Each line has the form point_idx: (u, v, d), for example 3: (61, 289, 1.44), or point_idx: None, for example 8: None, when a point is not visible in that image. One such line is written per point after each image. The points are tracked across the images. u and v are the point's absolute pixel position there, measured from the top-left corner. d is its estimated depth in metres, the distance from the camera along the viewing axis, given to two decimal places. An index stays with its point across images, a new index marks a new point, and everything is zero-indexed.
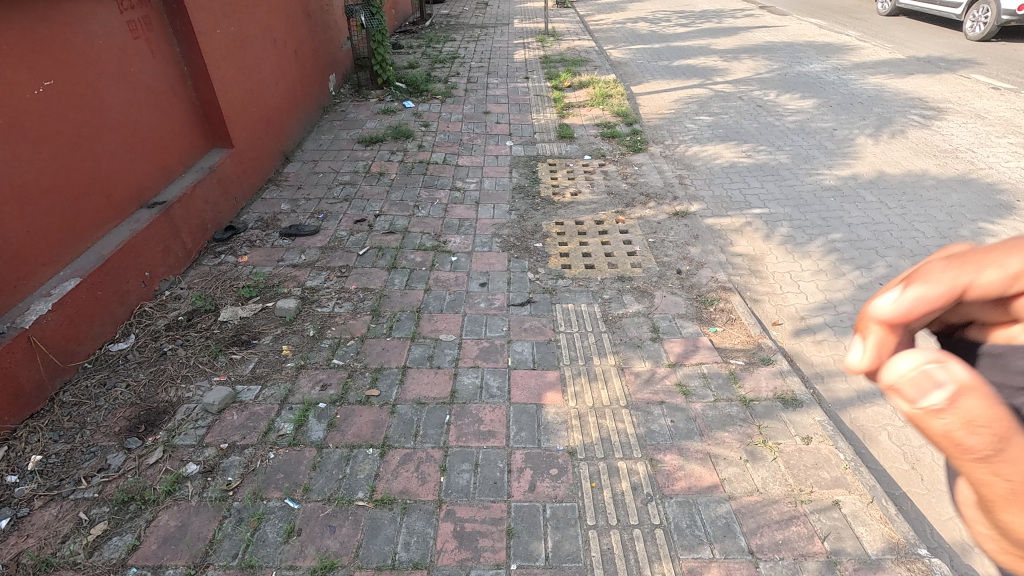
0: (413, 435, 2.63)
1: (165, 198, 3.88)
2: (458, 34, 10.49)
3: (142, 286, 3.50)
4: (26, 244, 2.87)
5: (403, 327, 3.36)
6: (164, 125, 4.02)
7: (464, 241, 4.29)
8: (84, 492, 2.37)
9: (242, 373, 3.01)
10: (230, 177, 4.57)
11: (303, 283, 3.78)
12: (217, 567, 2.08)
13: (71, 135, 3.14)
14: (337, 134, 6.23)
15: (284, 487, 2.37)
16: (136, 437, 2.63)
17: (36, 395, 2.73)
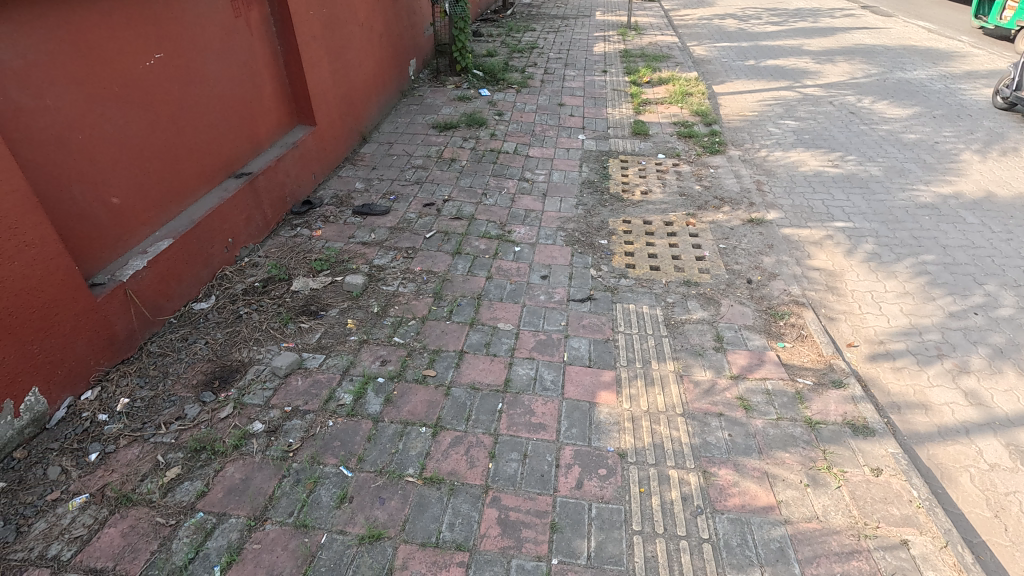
0: (465, 419, 2.67)
1: (252, 169, 4.10)
2: (538, 24, 10.45)
3: (225, 251, 3.73)
4: (129, 203, 3.12)
5: (462, 312, 3.41)
6: (256, 101, 4.24)
7: (528, 232, 4.30)
8: (163, 437, 2.56)
9: (309, 342, 3.16)
10: (311, 154, 4.77)
11: (371, 261, 3.91)
12: (274, 522, 2.20)
13: (175, 105, 3.38)
14: (413, 118, 6.37)
15: (340, 455, 2.47)
16: (210, 391, 2.82)
17: (128, 343, 2.96)
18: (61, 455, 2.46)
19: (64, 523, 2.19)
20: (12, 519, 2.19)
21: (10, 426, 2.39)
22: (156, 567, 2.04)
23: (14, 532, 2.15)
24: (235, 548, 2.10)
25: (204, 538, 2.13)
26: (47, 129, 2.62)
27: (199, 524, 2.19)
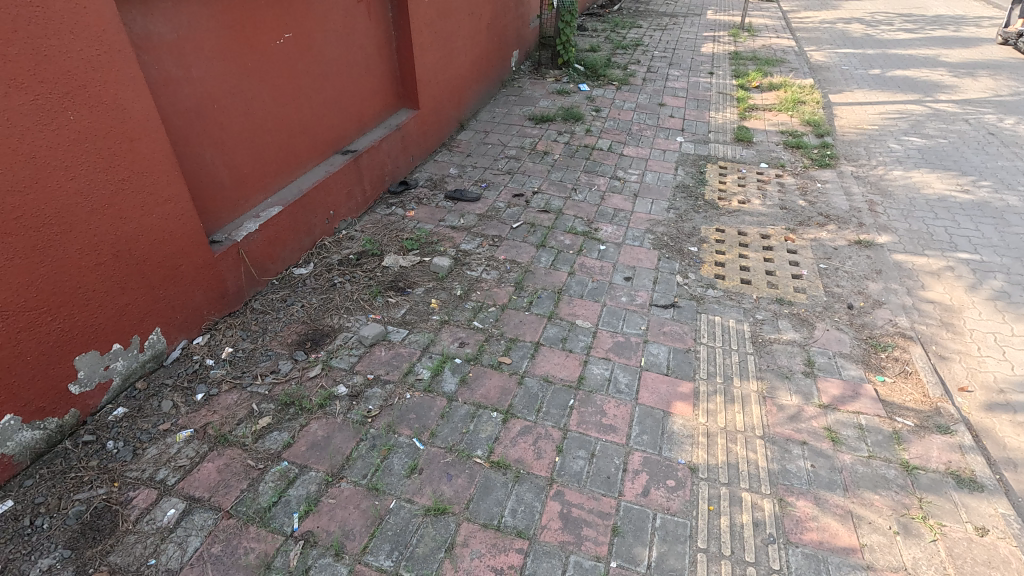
0: (536, 410, 2.69)
1: (357, 147, 4.32)
2: (645, 21, 10.20)
3: (326, 223, 3.96)
4: (249, 170, 3.39)
5: (542, 305, 3.43)
6: (367, 83, 4.45)
7: (615, 231, 4.23)
8: (259, 388, 2.78)
9: (394, 316, 3.30)
10: (411, 137, 4.94)
11: (458, 245, 4.01)
12: (350, 480, 2.32)
13: (296, 82, 3.62)
14: (511, 108, 6.44)
15: (414, 427, 2.57)
16: (302, 350, 3.02)
17: (235, 298, 3.23)
18: (174, 391, 2.73)
19: (171, 452, 2.44)
20: (130, 441, 2.47)
21: (135, 360, 2.69)
22: (243, 504, 2.22)
23: (131, 453, 2.42)
24: (313, 499, 2.24)
25: (287, 485, 2.29)
26: (188, 97, 2.89)
27: (284, 472, 2.35)
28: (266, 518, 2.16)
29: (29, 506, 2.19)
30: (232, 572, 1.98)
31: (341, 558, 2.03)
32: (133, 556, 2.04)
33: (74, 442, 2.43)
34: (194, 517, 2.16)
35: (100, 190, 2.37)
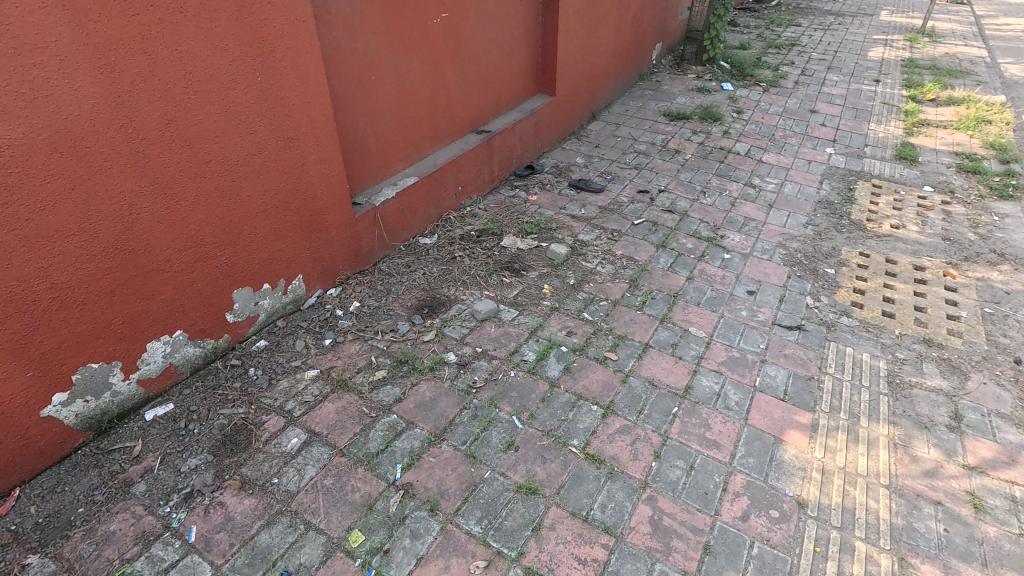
0: (637, 411, 2.63)
1: (491, 128, 4.44)
2: (806, 19, 9.40)
3: (453, 197, 4.12)
4: (393, 140, 3.61)
5: (655, 306, 3.33)
6: (509, 66, 4.54)
7: (743, 241, 4.00)
8: (378, 343, 2.99)
9: (507, 296, 3.38)
10: (544, 123, 4.99)
11: (576, 234, 4.00)
12: (450, 444, 2.43)
13: (445, 61, 3.78)
14: (646, 102, 6.26)
15: (515, 405, 2.63)
16: (420, 315, 3.19)
17: (366, 258, 3.48)
18: (307, 333, 3.01)
19: (299, 387, 2.70)
20: (267, 371, 2.77)
21: (279, 300, 3.00)
22: (355, 446, 2.40)
23: (267, 382, 2.72)
24: (416, 454, 2.38)
25: (394, 436, 2.45)
26: (352, 68, 3.12)
27: (392, 423, 2.51)
28: (373, 462, 2.33)
29: (185, 411, 2.54)
30: (339, 505, 2.17)
31: (435, 514, 2.15)
32: (260, 472, 2.29)
33: (224, 364, 2.78)
34: (313, 449, 2.39)
35: (271, 145, 2.65)
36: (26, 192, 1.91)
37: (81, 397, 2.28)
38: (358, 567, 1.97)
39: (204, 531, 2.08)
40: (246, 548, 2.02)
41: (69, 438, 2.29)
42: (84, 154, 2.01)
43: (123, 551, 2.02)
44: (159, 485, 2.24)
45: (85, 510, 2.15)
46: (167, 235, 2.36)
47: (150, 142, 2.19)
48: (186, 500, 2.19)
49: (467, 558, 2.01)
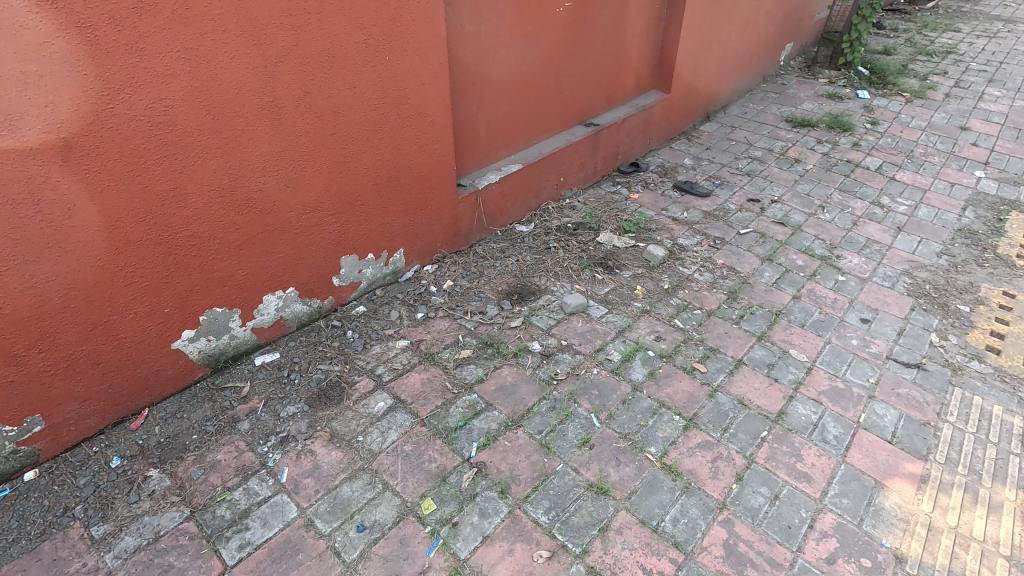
0: (722, 428, 2.50)
1: (600, 122, 4.37)
2: (968, 24, 8.37)
3: (554, 188, 4.12)
4: (503, 126, 3.66)
5: (754, 322, 3.14)
6: (626, 59, 4.43)
7: (862, 264, 3.66)
8: (466, 322, 3.06)
9: (597, 292, 3.33)
10: (654, 120, 4.84)
11: (676, 238, 3.86)
12: (525, 431, 2.45)
13: (562, 50, 3.76)
14: (767, 106, 5.89)
15: (594, 403, 2.60)
16: (509, 301, 3.23)
17: (463, 239, 3.57)
18: (401, 304, 3.15)
19: (390, 355, 2.84)
20: (363, 335, 2.93)
21: (380, 270, 3.16)
22: (435, 418, 2.49)
23: (361, 346, 2.88)
24: (492, 435, 2.42)
25: (472, 415, 2.51)
26: (473, 52, 3.19)
27: (472, 402, 2.57)
28: (450, 437, 2.40)
29: (288, 363, 2.75)
30: (416, 471, 2.26)
31: (505, 497, 2.18)
32: (348, 429, 2.44)
33: (325, 324, 2.97)
34: (396, 415, 2.50)
35: (390, 122, 2.78)
36: (182, 148, 2.13)
37: (204, 336, 2.54)
38: (427, 534, 2.05)
39: (294, 474, 2.25)
40: (329, 496, 2.17)
41: (191, 371, 2.56)
42: (230, 119, 2.22)
43: (225, 479, 2.23)
44: (260, 426, 2.45)
45: (198, 437, 2.40)
46: (291, 198, 2.55)
47: (286, 111, 2.37)
48: (281, 444, 2.37)
49: (531, 545, 2.03)
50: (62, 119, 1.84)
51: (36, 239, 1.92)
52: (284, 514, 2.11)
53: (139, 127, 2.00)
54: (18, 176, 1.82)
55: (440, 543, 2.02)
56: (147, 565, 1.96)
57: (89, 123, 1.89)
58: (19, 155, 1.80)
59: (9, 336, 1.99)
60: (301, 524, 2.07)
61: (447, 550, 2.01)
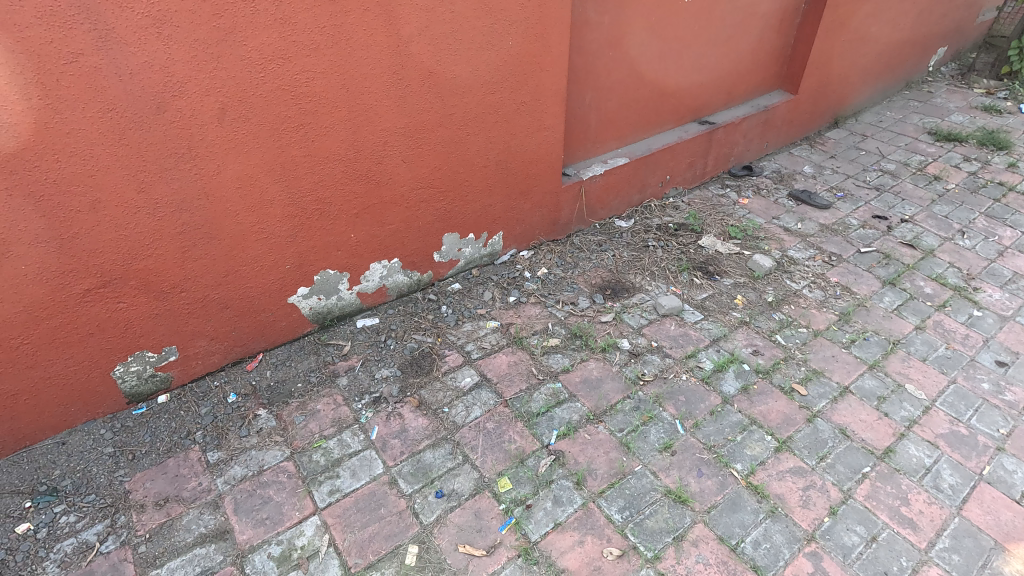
0: (818, 457, 2.34)
1: (716, 120, 4.18)
2: None
3: (659, 185, 3.99)
4: (615, 118, 3.59)
5: (866, 348, 2.89)
6: (752, 56, 4.19)
7: (1005, 300, 3.25)
8: (557, 311, 3.06)
9: (694, 297, 3.20)
10: (775, 122, 4.55)
11: (786, 249, 3.62)
12: (606, 427, 2.43)
13: (685, 44, 3.63)
14: (908, 115, 5.33)
15: (681, 409, 2.52)
16: (601, 295, 3.19)
17: (562, 228, 3.57)
18: (495, 286, 3.22)
19: (480, 333, 2.91)
20: (456, 312, 3.03)
21: (479, 251, 3.24)
22: (518, 401, 2.53)
23: (454, 321, 2.97)
24: (573, 426, 2.43)
25: (555, 403, 2.52)
26: (594, 41, 3.15)
27: (555, 391, 2.59)
28: (531, 421, 2.44)
29: (386, 329, 2.90)
30: (495, 449, 2.32)
31: (580, 489, 2.18)
32: (435, 399, 2.54)
33: (423, 296, 3.10)
34: (481, 392, 2.57)
35: (505, 107, 2.82)
36: (317, 118, 2.29)
37: (316, 294, 2.74)
38: (501, 511, 2.10)
39: (383, 433, 2.38)
40: (413, 459, 2.28)
41: (301, 325, 2.78)
42: (362, 93, 2.35)
43: (322, 428, 2.41)
44: (356, 384, 2.61)
45: (302, 386, 2.60)
46: (406, 173, 2.67)
47: (412, 90, 2.47)
48: (373, 403, 2.52)
49: (602, 540, 2.02)
50: (223, 85, 2.03)
51: (190, 191, 2.15)
52: (371, 469, 2.24)
53: (284, 96, 2.18)
54: (182, 133, 2.04)
55: (513, 522, 2.06)
56: (251, 494, 2.16)
57: (242, 90, 2.08)
58: (184, 115, 2.01)
59: (160, 274, 2.25)
60: (385, 481, 2.20)
61: (519, 530, 2.05)
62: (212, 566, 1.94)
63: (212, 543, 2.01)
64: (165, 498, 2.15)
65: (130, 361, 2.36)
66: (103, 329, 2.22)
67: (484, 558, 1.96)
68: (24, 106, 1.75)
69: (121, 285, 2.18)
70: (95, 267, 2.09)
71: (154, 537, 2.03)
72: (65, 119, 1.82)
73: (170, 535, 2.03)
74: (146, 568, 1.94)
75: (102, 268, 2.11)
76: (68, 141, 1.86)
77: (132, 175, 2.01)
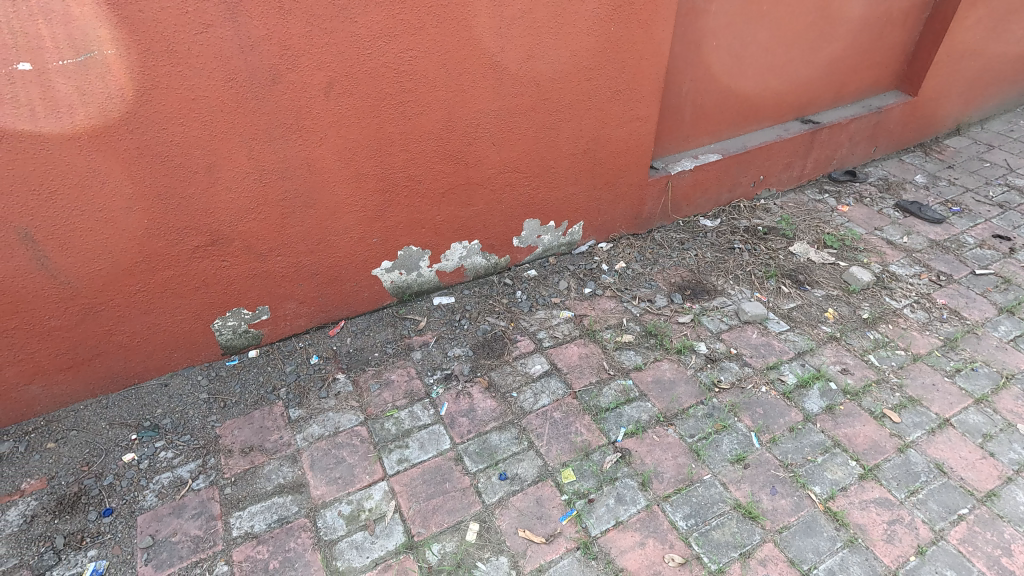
0: (908, 490, 2.16)
1: (821, 120, 3.90)
2: None
3: (751, 185, 3.79)
4: (711, 112, 3.43)
5: (973, 380, 2.62)
6: (869, 52, 3.87)
7: None
8: (632, 307, 2.99)
9: (780, 306, 3.03)
10: (887, 125, 4.20)
11: (888, 264, 3.34)
12: (676, 431, 2.36)
13: (796, 35, 3.40)
14: None
15: (758, 422, 2.41)
16: (680, 295, 3.08)
17: (643, 223, 3.48)
18: (571, 276, 3.19)
19: (552, 322, 2.90)
20: (531, 298, 3.03)
21: (557, 239, 3.22)
22: (587, 394, 2.51)
23: (527, 308, 2.97)
24: (641, 426, 2.38)
25: (625, 400, 2.48)
26: (698, 29, 3.01)
27: (626, 388, 2.54)
28: (600, 416, 2.41)
29: (461, 308, 2.95)
30: (561, 440, 2.31)
31: (645, 490, 2.14)
32: (504, 382, 2.57)
33: (499, 279, 3.13)
34: (550, 380, 2.57)
35: (600, 94, 2.76)
36: (415, 96, 2.34)
37: (398, 269, 2.82)
38: (563, 502, 2.10)
39: (452, 410, 2.43)
40: (479, 439, 2.31)
41: (382, 297, 2.88)
42: (459, 74, 2.37)
43: (395, 399, 2.49)
44: (429, 359, 2.68)
45: (379, 355, 2.70)
46: (494, 156, 2.68)
47: (508, 72, 2.47)
48: (444, 380, 2.58)
49: (664, 545, 1.98)
50: (332, 60, 2.11)
51: (293, 160, 2.26)
52: (438, 443, 2.30)
53: (386, 73, 2.23)
54: (291, 104, 2.14)
55: (574, 514, 2.06)
56: (326, 453, 2.28)
57: (350, 65, 2.15)
58: (295, 87, 2.11)
59: (260, 237, 2.38)
60: (451, 457, 2.25)
61: (579, 522, 2.04)
62: (288, 516, 2.07)
63: (289, 494, 2.13)
64: (250, 447, 2.30)
65: (228, 316, 2.53)
66: (207, 284, 2.39)
67: (543, 546, 1.96)
68: (158, 72, 1.89)
69: (225, 244, 2.33)
70: (206, 226, 2.25)
71: (239, 481, 2.18)
72: (191, 85, 1.95)
73: (252, 481, 2.18)
74: (230, 508, 2.09)
75: (211, 228, 2.26)
76: (192, 106, 1.99)
77: (244, 141, 2.14)
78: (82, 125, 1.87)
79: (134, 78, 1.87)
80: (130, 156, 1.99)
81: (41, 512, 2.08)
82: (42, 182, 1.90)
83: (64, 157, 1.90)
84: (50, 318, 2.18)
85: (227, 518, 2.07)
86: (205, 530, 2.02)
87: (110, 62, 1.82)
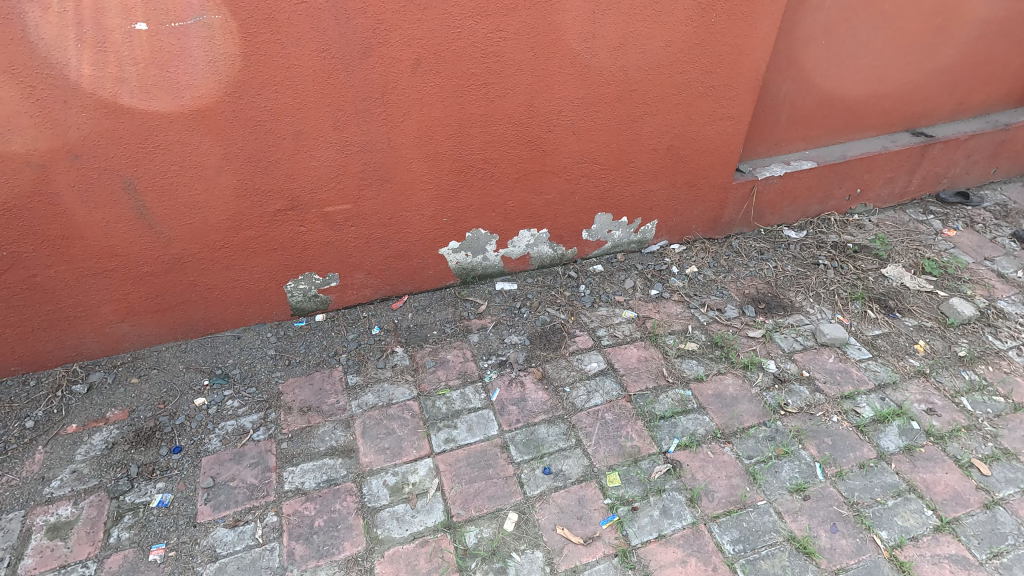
0: (990, 551, 1.95)
1: (935, 133, 3.56)
2: None
3: (845, 198, 3.52)
4: (811, 115, 3.19)
5: None
6: (1001, 62, 3.48)
7: None
8: (700, 315, 2.87)
9: (863, 332, 2.80)
10: (1012, 144, 3.76)
11: (996, 299, 3.01)
12: (733, 450, 2.24)
13: (917, 38, 3.11)
14: None
15: (825, 454, 2.25)
16: (753, 307, 2.92)
17: (721, 227, 3.31)
18: (638, 275, 3.09)
19: (613, 321, 2.82)
20: (593, 294, 2.96)
21: (628, 236, 3.13)
22: (642, 399, 2.43)
23: (590, 303, 2.91)
24: (696, 439, 2.28)
25: (681, 411, 2.38)
26: (808, 24, 2.80)
27: (684, 398, 2.44)
28: (653, 424, 2.33)
29: (522, 296, 2.93)
30: (610, 442, 2.26)
31: (692, 506, 2.05)
32: (558, 376, 2.53)
33: (563, 271, 3.08)
34: (606, 380, 2.51)
35: (691, 88, 2.62)
36: (500, 79, 2.31)
37: (465, 250, 2.83)
38: (605, 505, 2.05)
39: (503, 397, 2.43)
40: (527, 430, 2.30)
41: (446, 276, 2.91)
42: (547, 60, 2.32)
43: (448, 378, 2.52)
44: (486, 343, 2.68)
45: (437, 334, 2.73)
46: (573, 145, 2.62)
47: (597, 59, 2.39)
48: (498, 365, 2.58)
49: (707, 566, 1.89)
50: (422, 36, 2.11)
51: (375, 134, 2.30)
52: (486, 428, 2.30)
53: (474, 53, 2.22)
54: (379, 79, 2.16)
55: (615, 520, 2.01)
56: (377, 422, 2.33)
57: (438, 44, 2.15)
58: (384, 61, 2.13)
59: (337, 206, 2.45)
60: (497, 444, 2.25)
61: (620, 529, 1.99)
62: (336, 478, 2.14)
63: (339, 457, 2.21)
64: (308, 407, 2.40)
65: (300, 279, 2.64)
66: (284, 247, 2.49)
67: (581, 547, 1.93)
68: (259, 39, 1.96)
69: (304, 210, 2.41)
70: (288, 191, 2.33)
71: (295, 438, 2.28)
72: (288, 54, 2.02)
73: (307, 440, 2.27)
74: (285, 463, 2.19)
75: (293, 193, 2.35)
76: (288, 74, 2.05)
77: (332, 112, 2.19)
78: (186, 86, 1.97)
79: (237, 45, 1.95)
80: (227, 118, 2.08)
81: (121, 440, 2.26)
82: (145, 136, 2.03)
83: (168, 115, 2.02)
84: (143, 263, 2.34)
85: (281, 471, 2.16)
86: (260, 480, 2.13)
87: (217, 27, 1.90)
